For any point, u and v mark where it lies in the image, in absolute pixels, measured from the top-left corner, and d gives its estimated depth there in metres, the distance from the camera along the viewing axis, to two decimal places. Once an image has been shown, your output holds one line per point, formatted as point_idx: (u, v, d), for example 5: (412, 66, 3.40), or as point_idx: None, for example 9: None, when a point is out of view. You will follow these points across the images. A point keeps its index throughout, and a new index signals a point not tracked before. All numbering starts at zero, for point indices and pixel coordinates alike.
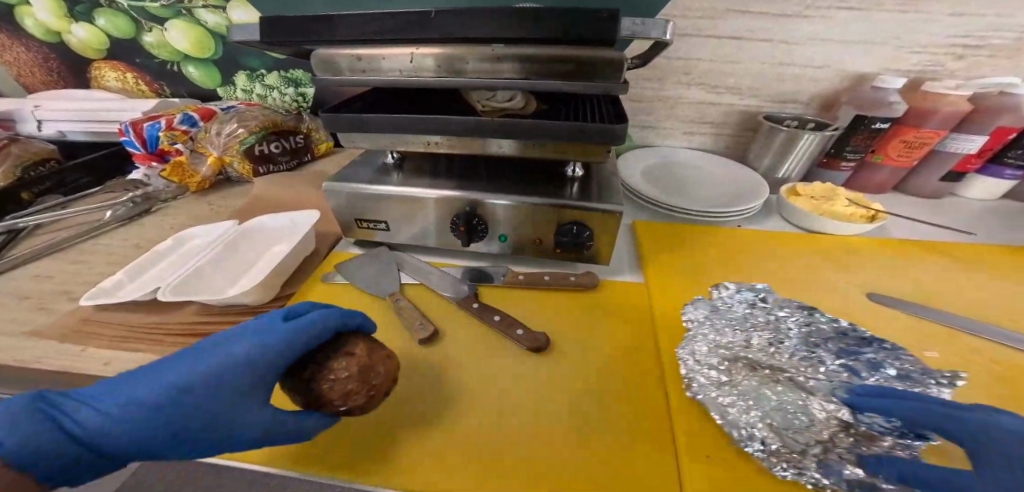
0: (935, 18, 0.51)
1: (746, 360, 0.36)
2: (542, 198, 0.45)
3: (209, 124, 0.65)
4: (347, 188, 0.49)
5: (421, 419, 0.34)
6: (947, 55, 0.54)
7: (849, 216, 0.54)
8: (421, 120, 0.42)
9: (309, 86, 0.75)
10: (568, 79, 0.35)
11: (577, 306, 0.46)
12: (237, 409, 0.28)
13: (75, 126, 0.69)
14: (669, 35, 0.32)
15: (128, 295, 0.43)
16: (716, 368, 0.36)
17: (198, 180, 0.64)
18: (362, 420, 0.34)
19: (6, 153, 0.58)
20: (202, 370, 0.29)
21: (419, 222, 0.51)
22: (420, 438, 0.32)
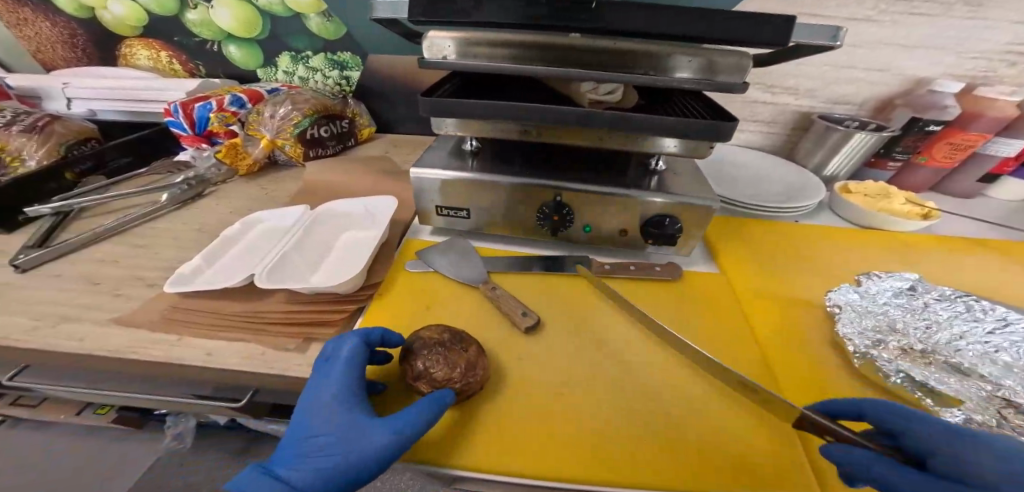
0: (999, 25, 0.56)
1: (901, 344, 0.38)
2: (628, 189, 0.46)
3: (260, 106, 0.62)
4: (428, 174, 0.49)
5: (550, 411, 0.34)
6: (1001, 61, 0.59)
7: (906, 213, 0.57)
8: (519, 108, 0.42)
9: (356, 70, 0.73)
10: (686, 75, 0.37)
11: (666, 295, 0.47)
12: (368, 428, 0.29)
13: (107, 105, 0.65)
14: (836, 41, 0.34)
15: (215, 280, 0.41)
16: (875, 349, 0.37)
17: (249, 162, 0.61)
18: (514, 415, 0.34)
19: (48, 131, 0.55)
20: (324, 415, 0.30)
21: (503, 210, 0.51)
22: (553, 428, 0.33)
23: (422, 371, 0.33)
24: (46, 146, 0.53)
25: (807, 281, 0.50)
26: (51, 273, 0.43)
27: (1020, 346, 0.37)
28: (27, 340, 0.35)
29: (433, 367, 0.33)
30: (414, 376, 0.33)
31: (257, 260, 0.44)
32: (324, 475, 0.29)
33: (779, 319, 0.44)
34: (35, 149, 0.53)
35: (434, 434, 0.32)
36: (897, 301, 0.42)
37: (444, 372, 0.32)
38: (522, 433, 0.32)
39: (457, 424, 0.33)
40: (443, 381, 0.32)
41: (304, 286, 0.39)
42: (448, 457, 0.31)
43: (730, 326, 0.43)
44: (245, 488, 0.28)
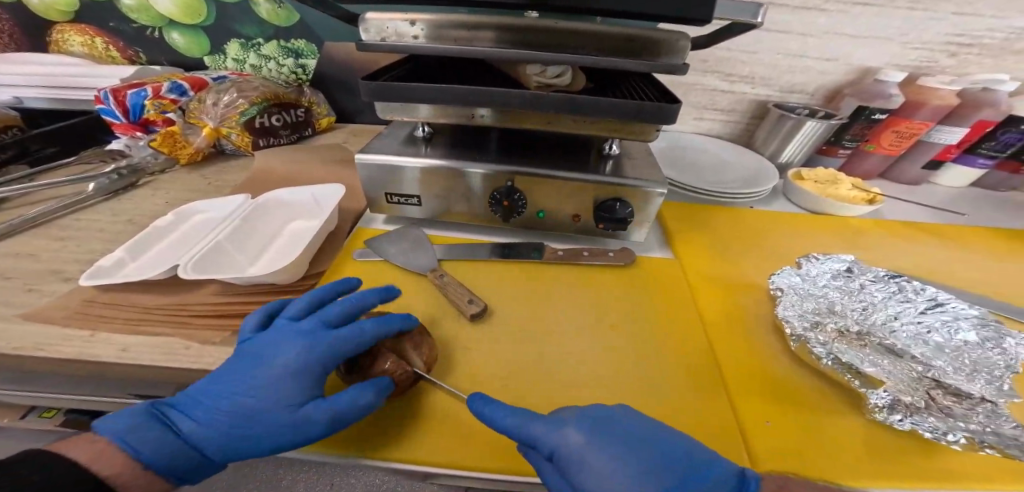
0: (941, 16, 0.58)
1: (837, 326, 0.39)
2: (579, 173, 0.45)
3: (203, 94, 0.59)
4: (376, 161, 0.47)
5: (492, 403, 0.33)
6: (943, 52, 0.62)
7: (852, 199, 0.59)
8: (463, 91, 0.41)
9: (312, 58, 0.70)
10: (630, 56, 0.37)
11: (619, 282, 0.47)
12: (294, 406, 0.29)
13: (35, 92, 0.61)
14: (760, 19, 0.33)
15: (133, 273, 0.38)
16: (812, 331, 0.38)
17: (190, 152, 0.58)
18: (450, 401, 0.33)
19: None
20: (253, 380, 0.29)
21: (454, 197, 0.49)
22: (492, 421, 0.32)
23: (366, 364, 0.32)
24: None
25: (758, 267, 0.50)
26: None
27: (949, 327, 0.38)
28: None
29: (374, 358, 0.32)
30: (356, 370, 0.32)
31: (186, 252, 0.41)
32: (227, 436, 0.28)
33: (727, 304, 0.45)
34: None
35: (362, 430, 0.30)
36: (836, 283, 0.43)
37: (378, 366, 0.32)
38: (462, 425, 0.31)
39: (387, 412, 0.32)
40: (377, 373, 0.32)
41: (233, 277, 0.37)
42: (368, 450, 0.29)
43: (678, 313, 0.43)
44: (125, 438, 0.26)
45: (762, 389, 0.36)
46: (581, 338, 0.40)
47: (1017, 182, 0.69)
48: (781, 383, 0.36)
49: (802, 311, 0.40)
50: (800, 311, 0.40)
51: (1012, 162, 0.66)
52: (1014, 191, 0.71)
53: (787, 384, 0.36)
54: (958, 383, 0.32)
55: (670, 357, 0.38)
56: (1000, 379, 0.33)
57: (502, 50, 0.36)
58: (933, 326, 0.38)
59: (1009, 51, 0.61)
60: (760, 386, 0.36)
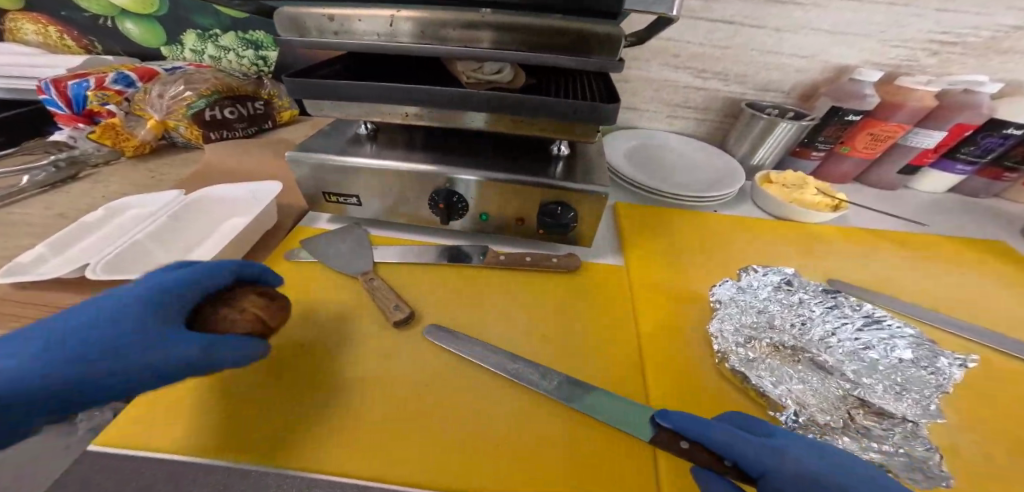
0: (924, 11, 0.55)
1: (772, 341, 0.38)
2: (520, 175, 0.44)
3: (150, 85, 0.57)
4: (311, 159, 0.46)
5: (403, 409, 0.32)
6: (924, 50, 0.59)
7: (815, 204, 0.56)
8: (393, 88, 0.39)
9: (272, 49, 0.69)
10: (565, 51, 0.35)
11: (559, 289, 0.45)
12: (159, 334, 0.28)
13: None
14: (676, 11, 0.33)
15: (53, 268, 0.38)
16: (744, 347, 0.38)
17: (135, 144, 0.56)
18: (355, 411, 0.32)
19: None
20: (110, 313, 0.28)
21: (395, 198, 0.48)
22: (398, 426, 0.31)
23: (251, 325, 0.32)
24: None
25: (705, 274, 0.49)
26: None
27: (886, 344, 0.37)
28: None
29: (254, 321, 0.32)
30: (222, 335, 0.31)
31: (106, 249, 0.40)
32: (71, 369, 0.26)
33: (664, 316, 0.43)
34: None
35: (284, 437, 0.30)
36: (777, 295, 0.41)
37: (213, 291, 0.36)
38: (381, 429, 0.31)
39: (293, 421, 0.31)
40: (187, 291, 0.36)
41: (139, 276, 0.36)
42: (284, 461, 0.28)
43: (613, 326, 0.42)
44: None
45: (683, 401, 0.35)
46: (509, 347, 0.39)
47: (999, 189, 0.66)
48: (705, 395, 0.36)
49: (738, 325, 0.39)
50: (737, 326, 0.39)
51: (994, 167, 0.63)
52: (996, 197, 0.68)
53: (708, 394, 0.36)
54: (883, 402, 0.32)
55: (596, 369, 0.37)
56: (928, 399, 0.33)
57: (432, 47, 0.35)
58: (870, 343, 0.38)
59: (995, 50, 0.58)
60: (686, 400, 0.35)
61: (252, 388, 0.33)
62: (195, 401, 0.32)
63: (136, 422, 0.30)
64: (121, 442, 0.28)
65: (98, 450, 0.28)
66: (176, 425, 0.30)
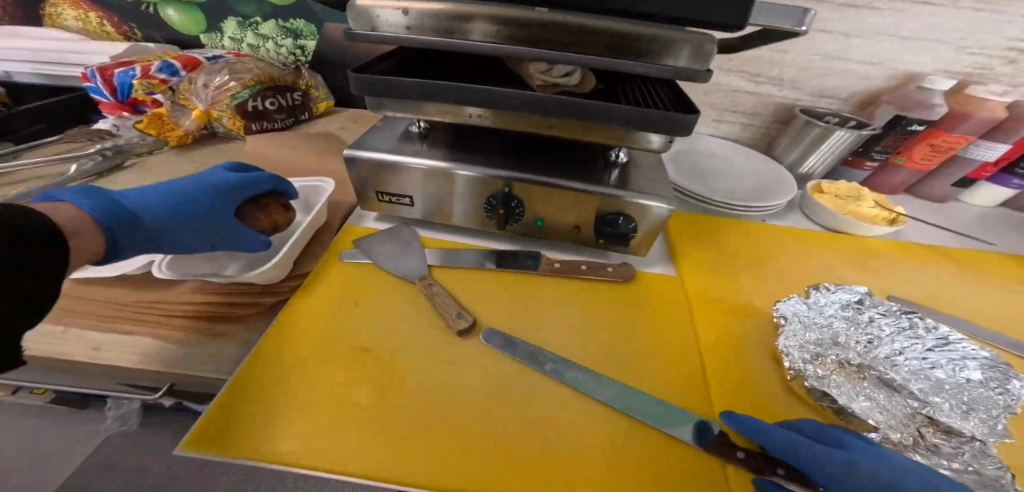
0: (1003, 20, 0.53)
1: (837, 358, 0.37)
2: (582, 183, 0.42)
3: (195, 74, 0.56)
4: (367, 158, 0.44)
5: (473, 418, 0.32)
6: (996, 59, 0.57)
7: (872, 217, 0.55)
8: (459, 88, 0.37)
9: (312, 39, 0.67)
10: (652, 59, 0.33)
11: (615, 299, 0.44)
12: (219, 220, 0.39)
13: (19, 68, 0.58)
14: (802, 27, 0.30)
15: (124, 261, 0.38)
16: (812, 364, 0.37)
17: (179, 134, 0.56)
18: (428, 420, 0.31)
19: None
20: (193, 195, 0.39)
21: (449, 199, 0.47)
22: (470, 436, 0.31)
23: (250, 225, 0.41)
24: None
25: (760, 287, 0.48)
26: None
27: (955, 364, 0.36)
28: None
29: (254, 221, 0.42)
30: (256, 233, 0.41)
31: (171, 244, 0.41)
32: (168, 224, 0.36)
33: (724, 328, 0.42)
34: None
35: (361, 444, 0.29)
36: (842, 312, 0.41)
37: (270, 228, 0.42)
38: (454, 437, 0.30)
39: (368, 428, 0.30)
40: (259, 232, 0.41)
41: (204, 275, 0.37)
42: (364, 469, 0.28)
43: (672, 338, 0.41)
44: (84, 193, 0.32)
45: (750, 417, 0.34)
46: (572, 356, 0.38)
47: None
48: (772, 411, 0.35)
49: (804, 342, 0.38)
50: (803, 343, 0.38)
51: None
52: None
53: (775, 409, 0.35)
54: (951, 421, 0.31)
55: (661, 382, 0.36)
56: (995, 419, 0.32)
57: (509, 48, 0.33)
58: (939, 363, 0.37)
59: None
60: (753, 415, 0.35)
61: (323, 392, 0.32)
62: (262, 398, 0.31)
63: (214, 425, 0.29)
64: (202, 446, 0.28)
65: (181, 453, 0.28)
66: (253, 428, 0.30)
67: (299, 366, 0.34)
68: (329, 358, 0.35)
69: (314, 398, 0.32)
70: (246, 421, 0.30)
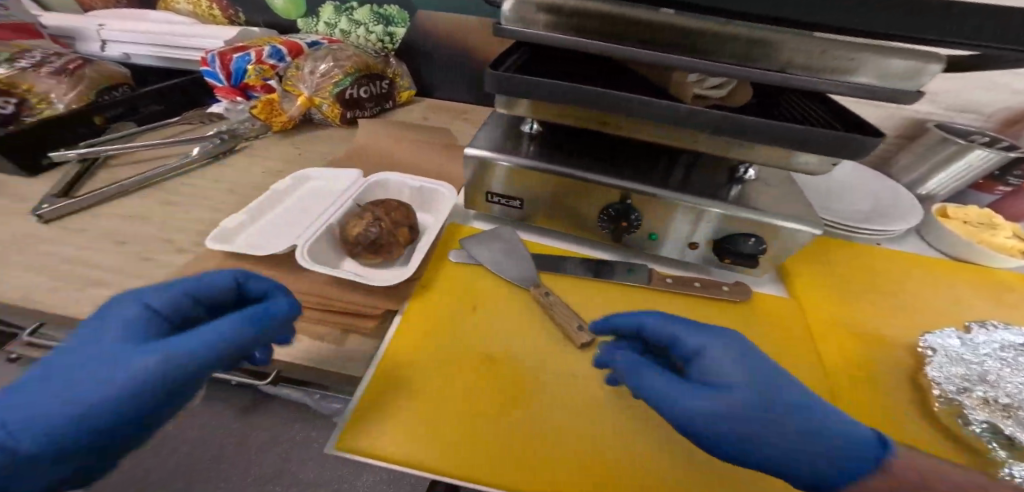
0: None
1: (988, 393, 0.34)
2: (717, 201, 0.39)
3: (301, 60, 0.58)
4: (485, 158, 0.43)
5: (602, 433, 0.31)
6: None
7: (1009, 249, 0.51)
8: (604, 97, 0.33)
9: (402, 26, 0.67)
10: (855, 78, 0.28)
11: (733, 318, 0.42)
12: (127, 355, 0.23)
13: (139, 49, 0.60)
14: None
15: (252, 232, 0.42)
16: (958, 394, 0.34)
17: (284, 119, 0.57)
18: (558, 435, 0.31)
19: (80, 75, 0.51)
20: (94, 335, 0.24)
21: (560, 206, 0.45)
22: (604, 455, 0.30)
23: (367, 231, 0.40)
24: (77, 91, 0.50)
25: (890, 317, 0.44)
26: (78, 226, 0.40)
27: None
28: (55, 306, 0.33)
29: (367, 228, 0.40)
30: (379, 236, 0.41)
31: (300, 231, 0.43)
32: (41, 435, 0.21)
33: (855, 355, 0.39)
34: (64, 94, 0.49)
35: (496, 455, 0.29)
36: (1000, 355, 0.38)
37: (369, 214, 0.42)
38: (587, 456, 0.30)
39: (501, 439, 0.30)
40: (360, 231, 0.40)
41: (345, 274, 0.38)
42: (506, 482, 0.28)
43: (796, 363, 0.38)
44: None
45: None
46: None
47: None
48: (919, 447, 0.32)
49: (946, 369, 0.36)
50: (946, 370, 0.36)
51: None
52: None
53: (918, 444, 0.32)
54: None
55: None
56: None
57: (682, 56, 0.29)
58: None
59: None
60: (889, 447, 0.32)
61: (450, 395, 0.33)
62: (385, 399, 0.32)
63: (358, 424, 0.30)
64: (352, 447, 0.29)
65: (334, 453, 0.29)
66: (393, 429, 0.30)
67: (424, 366, 0.35)
68: (431, 356, 0.36)
69: (444, 400, 0.32)
70: (387, 421, 0.31)
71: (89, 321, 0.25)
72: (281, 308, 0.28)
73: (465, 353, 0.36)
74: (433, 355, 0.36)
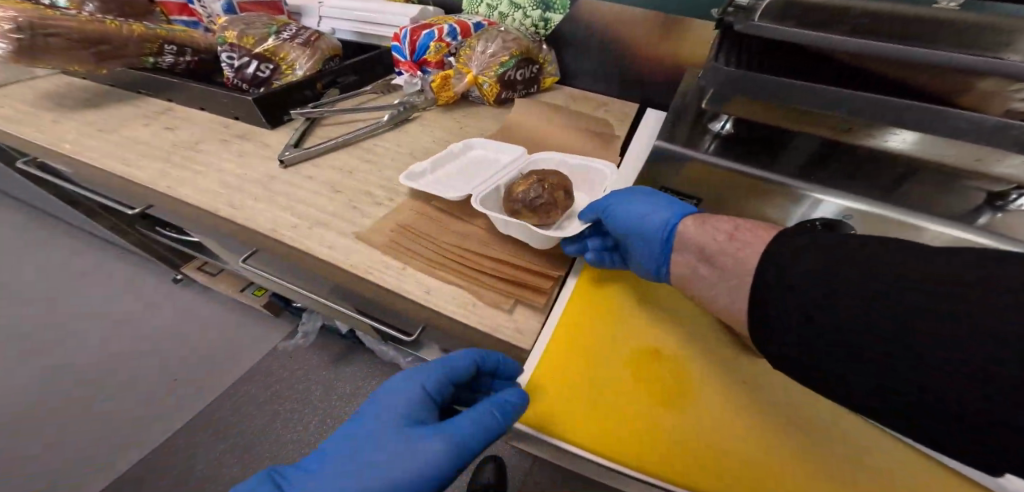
0: None
1: None
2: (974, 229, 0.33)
3: (472, 39, 0.61)
4: (676, 151, 0.40)
5: (776, 449, 0.31)
6: None
7: None
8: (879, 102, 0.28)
9: (559, 12, 0.67)
10: None
11: None
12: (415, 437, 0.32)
13: (346, 25, 0.72)
14: None
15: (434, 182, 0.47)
16: None
17: (451, 95, 0.62)
18: (730, 444, 0.31)
19: (315, 46, 0.60)
20: (393, 403, 0.34)
21: (746, 212, 0.40)
22: (778, 472, 0.30)
23: (529, 191, 0.40)
24: (312, 61, 0.59)
25: None
26: (304, 174, 0.48)
27: None
28: (295, 236, 0.40)
29: (529, 190, 0.40)
30: (538, 199, 0.40)
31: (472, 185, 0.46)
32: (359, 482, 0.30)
33: None
34: (304, 61, 0.59)
35: (669, 452, 0.30)
36: None
37: (533, 178, 0.42)
38: (762, 469, 0.30)
39: (672, 437, 0.31)
40: (527, 190, 0.40)
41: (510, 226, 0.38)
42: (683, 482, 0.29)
43: None
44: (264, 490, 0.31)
45: None
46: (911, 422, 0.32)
47: None
48: None
49: None
50: None
51: None
52: None
53: None
54: None
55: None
56: None
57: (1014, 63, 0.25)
58: None
59: None
60: None
61: (614, 382, 0.34)
62: (550, 380, 0.34)
63: (532, 398, 0.33)
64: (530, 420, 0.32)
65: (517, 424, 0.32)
66: (565, 407, 0.32)
67: (586, 347, 0.36)
68: (575, 328, 0.37)
69: (609, 387, 0.33)
70: (558, 400, 0.33)
71: (393, 394, 0.35)
72: (513, 398, 0.32)
73: (624, 342, 0.36)
74: (593, 338, 0.36)
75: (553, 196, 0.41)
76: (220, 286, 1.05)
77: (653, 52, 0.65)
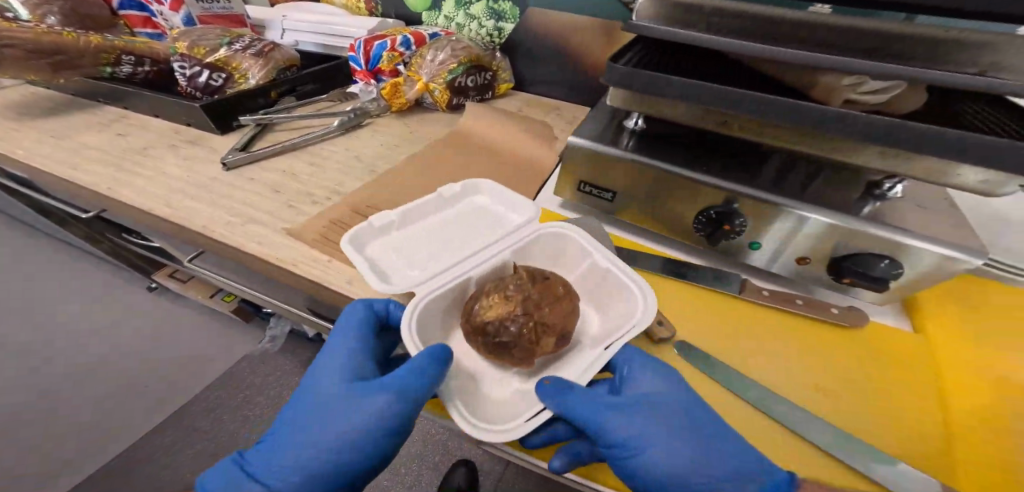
0: None
1: None
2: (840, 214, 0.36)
3: (423, 49, 0.65)
4: (587, 147, 0.43)
5: None
6: None
7: None
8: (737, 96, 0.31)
9: (511, 22, 0.71)
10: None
11: (835, 341, 0.39)
12: (358, 401, 0.33)
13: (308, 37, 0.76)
14: None
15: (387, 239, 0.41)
16: None
17: (403, 102, 0.65)
18: None
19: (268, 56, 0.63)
20: (326, 378, 0.35)
21: (654, 202, 0.44)
22: None
23: (496, 326, 0.32)
24: (264, 70, 0.61)
25: None
26: (247, 175, 0.50)
27: None
28: (229, 233, 0.42)
29: (498, 323, 0.33)
30: (502, 341, 0.32)
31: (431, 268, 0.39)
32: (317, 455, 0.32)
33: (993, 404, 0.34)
34: (255, 70, 0.61)
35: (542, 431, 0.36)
36: None
37: (514, 302, 0.33)
38: None
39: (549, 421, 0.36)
40: (498, 321, 0.32)
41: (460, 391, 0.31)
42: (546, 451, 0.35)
43: (913, 403, 0.34)
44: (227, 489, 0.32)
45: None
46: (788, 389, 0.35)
47: None
48: None
49: None
50: None
51: None
52: None
53: None
54: None
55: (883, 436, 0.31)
56: None
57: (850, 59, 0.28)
58: None
59: None
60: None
61: None
62: None
63: None
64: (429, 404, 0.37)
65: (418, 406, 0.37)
66: None
67: None
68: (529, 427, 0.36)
69: None
70: None
71: (328, 362, 0.36)
72: (438, 351, 0.32)
73: None
74: None
75: (529, 338, 0.32)
76: (191, 293, 1.06)
77: (600, 57, 0.68)
